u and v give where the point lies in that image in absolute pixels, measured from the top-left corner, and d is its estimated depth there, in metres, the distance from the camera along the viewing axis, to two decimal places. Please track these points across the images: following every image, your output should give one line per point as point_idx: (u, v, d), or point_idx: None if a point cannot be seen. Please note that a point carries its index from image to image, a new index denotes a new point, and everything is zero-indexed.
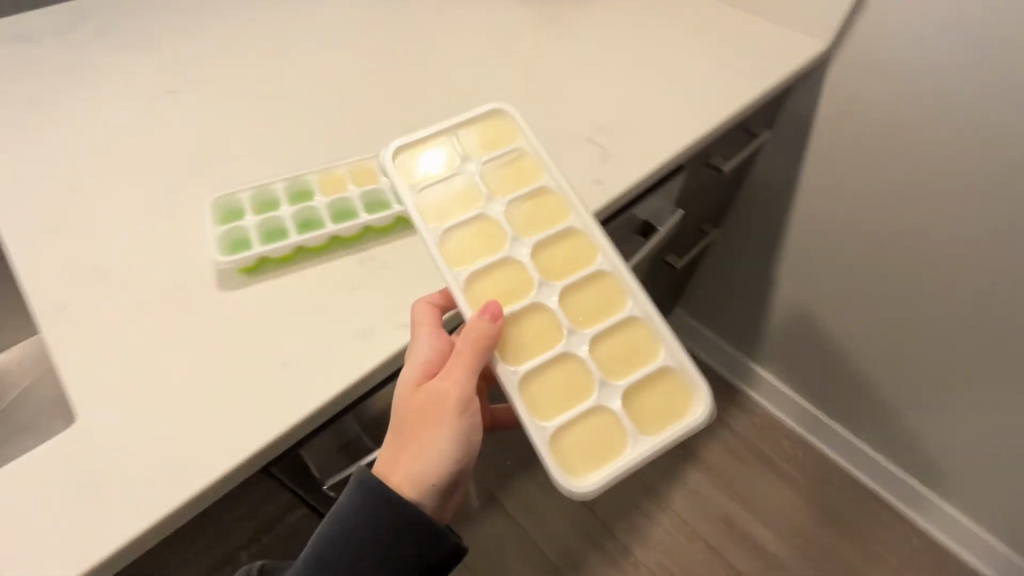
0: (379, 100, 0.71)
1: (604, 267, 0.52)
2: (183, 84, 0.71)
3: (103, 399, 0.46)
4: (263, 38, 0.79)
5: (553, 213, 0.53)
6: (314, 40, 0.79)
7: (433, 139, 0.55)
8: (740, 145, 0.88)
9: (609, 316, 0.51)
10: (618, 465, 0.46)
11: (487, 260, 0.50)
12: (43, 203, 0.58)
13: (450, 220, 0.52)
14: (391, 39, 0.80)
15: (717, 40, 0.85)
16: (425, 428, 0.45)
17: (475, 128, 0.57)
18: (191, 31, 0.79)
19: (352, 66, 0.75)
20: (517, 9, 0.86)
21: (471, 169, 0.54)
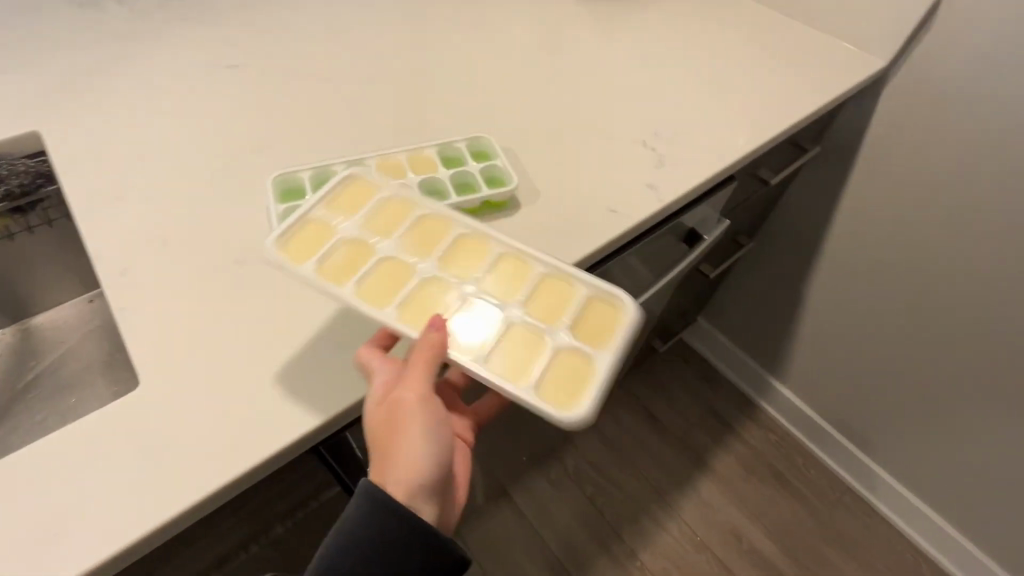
0: (436, 90, 0.71)
1: (502, 249, 0.49)
2: (244, 59, 0.72)
3: (164, 365, 0.47)
4: (324, 19, 0.80)
5: (439, 231, 0.50)
6: (373, 25, 0.80)
7: (299, 224, 0.48)
8: (789, 159, 0.87)
9: (525, 281, 0.48)
10: (600, 380, 0.42)
11: (406, 292, 0.46)
12: (107, 166, 0.60)
13: (359, 269, 0.47)
14: (450, 29, 0.80)
15: (775, 52, 0.84)
16: (397, 438, 0.42)
17: (329, 200, 0.51)
18: (253, 7, 0.80)
19: (410, 53, 0.76)
20: (575, 9, 0.87)
21: (347, 232, 0.49)
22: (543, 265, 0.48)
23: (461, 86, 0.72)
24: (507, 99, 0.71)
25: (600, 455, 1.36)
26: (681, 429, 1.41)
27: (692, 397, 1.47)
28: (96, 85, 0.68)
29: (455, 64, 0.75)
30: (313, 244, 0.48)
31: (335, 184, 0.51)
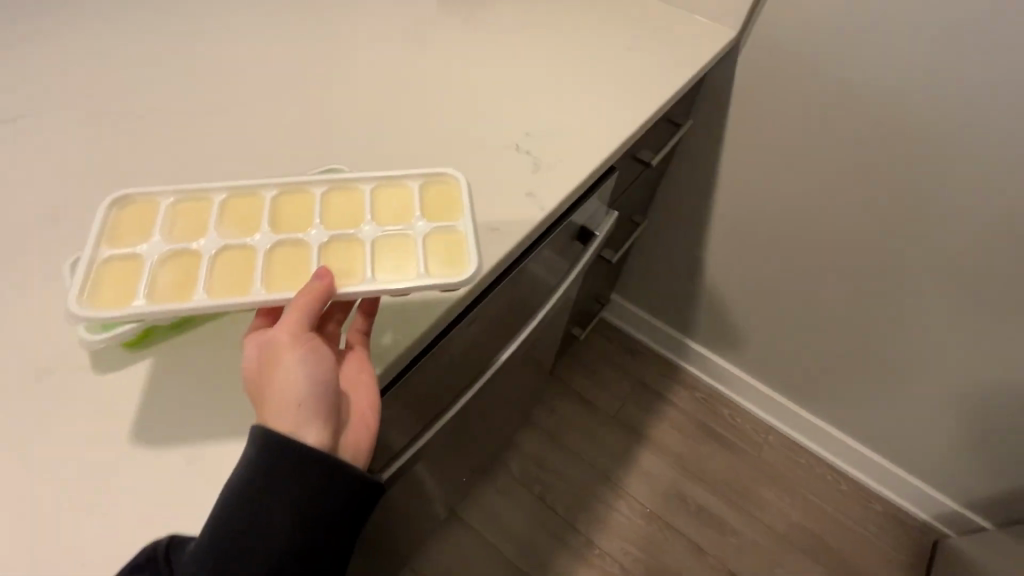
0: (285, 126, 0.64)
1: (324, 190, 0.49)
2: (45, 126, 0.62)
3: None
4: (140, 64, 0.70)
5: (253, 203, 0.48)
6: (201, 63, 0.70)
7: (93, 272, 0.42)
8: (666, 137, 0.88)
9: (362, 204, 0.49)
10: (471, 235, 0.47)
11: (262, 266, 0.44)
12: None
13: (200, 274, 0.43)
14: (292, 55, 0.73)
15: (633, 34, 0.85)
16: (277, 374, 0.39)
17: (105, 235, 0.44)
18: (50, 60, 0.69)
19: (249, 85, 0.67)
20: (427, 12, 0.81)
21: (154, 252, 0.43)
22: (369, 181, 0.50)
23: (312, 117, 0.65)
24: (366, 123, 0.65)
25: (543, 452, 1.35)
26: (615, 407, 1.44)
27: (620, 374, 1.49)
28: None
29: (302, 94, 0.68)
30: (127, 277, 0.42)
31: (103, 217, 0.44)
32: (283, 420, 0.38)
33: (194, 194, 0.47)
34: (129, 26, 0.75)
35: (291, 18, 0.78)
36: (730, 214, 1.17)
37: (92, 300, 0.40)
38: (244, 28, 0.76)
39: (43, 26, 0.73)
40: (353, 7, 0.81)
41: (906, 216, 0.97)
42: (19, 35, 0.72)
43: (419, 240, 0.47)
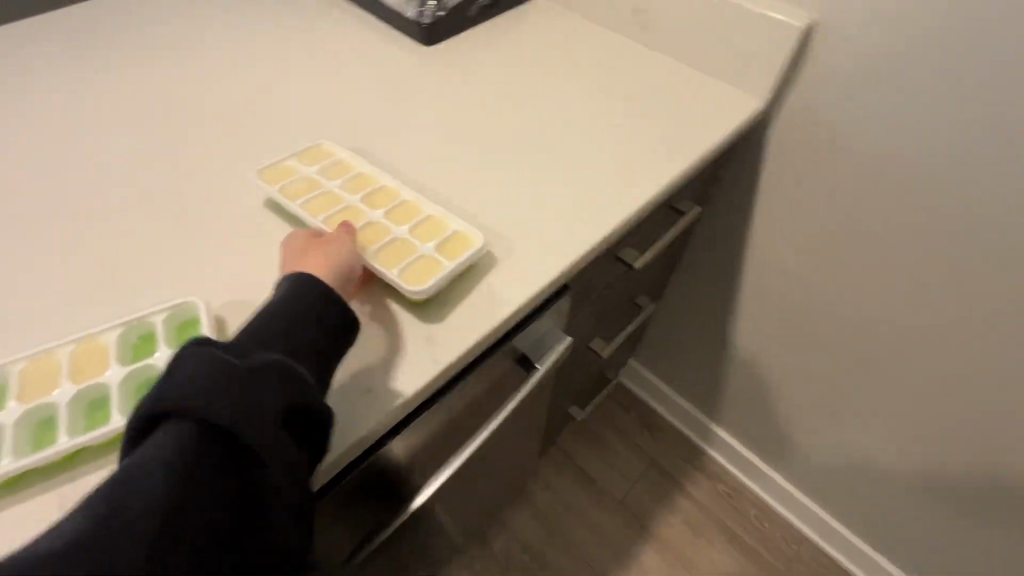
0: (169, 216, 0.54)
1: (406, 196, 0.54)
2: None
3: None
4: (37, 119, 0.61)
5: (366, 181, 0.55)
6: (106, 122, 0.62)
7: (272, 166, 0.56)
8: (662, 227, 0.72)
9: (415, 212, 0.52)
10: (443, 275, 0.47)
11: (332, 210, 0.52)
12: None
13: (303, 194, 0.53)
14: (212, 120, 0.63)
15: (630, 103, 0.70)
16: (332, 247, 0.45)
17: (298, 155, 0.57)
18: None
19: (162, 154, 0.60)
20: (390, 69, 0.71)
21: (305, 171, 0.55)
22: (434, 207, 0.52)
23: (203, 208, 0.55)
24: (263, 222, 0.54)
25: (531, 531, 1.22)
26: (619, 488, 1.28)
27: (631, 451, 1.33)
28: None
29: (204, 174, 0.58)
30: (278, 176, 0.55)
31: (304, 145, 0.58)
32: (323, 259, 0.44)
33: (354, 161, 0.57)
34: (41, 69, 0.66)
35: (226, 71, 0.69)
36: (765, 299, 0.97)
37: (266, 176, 0.54)
38: (169, 81, 0.67)
39: None
40: (300, 63, 0.71)
41: (991, 345, 0.73)
42: None
43: (416, 255, 0.49)
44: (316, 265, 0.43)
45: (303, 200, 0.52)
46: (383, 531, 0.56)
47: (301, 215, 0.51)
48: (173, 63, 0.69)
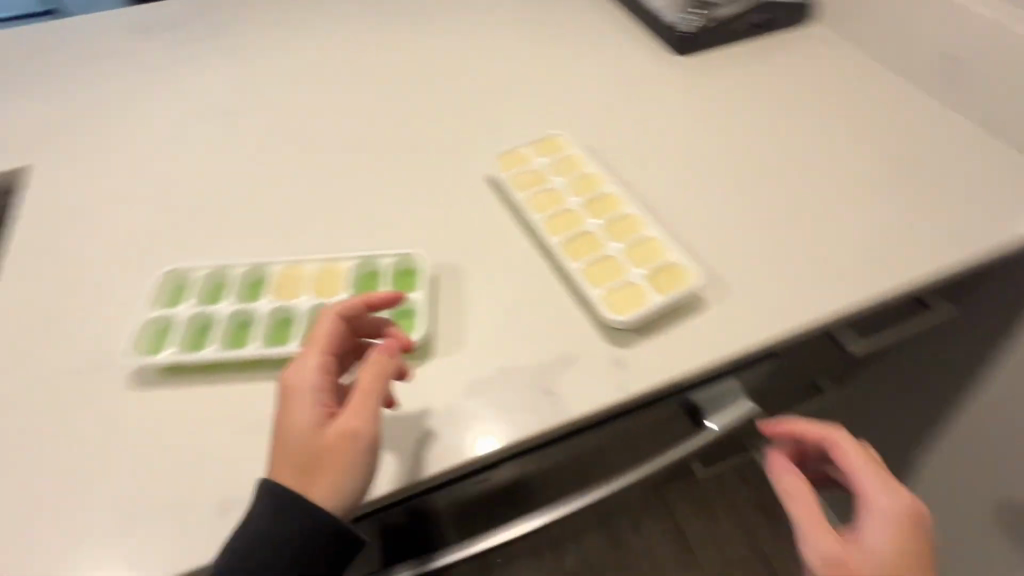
0: (409, 164, 0.58)
1: (628, 210, 0.51)
2: (240, 92, 0.66)
3: None
4: (330, 52, 0.70)
5: (592, 186, 0.54)
6: (380, 66, 0.69)
7: (508, 150, 0.57)
8: (896, 316, 0.61)
9: (633, 231, 0.50)
10: (646, 310, 0.45)
11: (552, 209, 0.52)
12: (56, 204, 0.57)
13: (529, 186, 0.54)
14: (463, 83, 0.67)
15: (906, 165, 0.60)
16: (323, 447, 0.36)
17: (533, 143, 0.58)
18: (280, 26, 0.74)
19: (416, 107, 0.64)
20: (639, 70, 0.69)
21: (537, 162, 0.56)
22: (654, 230, 0.50)
23: (438, 165, 0.58)
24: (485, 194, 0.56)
25: None
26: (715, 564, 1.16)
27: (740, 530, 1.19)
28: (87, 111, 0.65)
29: (446, 131, 0.61)
30: (511, 162, 0.56)
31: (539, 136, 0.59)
32: (329, 480, 0.35)
33: (585, 160, 0.56)
34: (343, 10, 0.76)
35: (486, 39, 0.72)
36: None
37: (501, 159, 0.56)
38: (437, 38, 0.72)
39: None
40: (553, 44, 0.71)
41: None
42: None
43: (624, 279, 0.47)
44: (317, 483, 0.36)
45: (532, 191, 0.53)
46: (468, 547, 0.46)
47: (523, 209, 0.52)
48: (443, 22, 0.74)
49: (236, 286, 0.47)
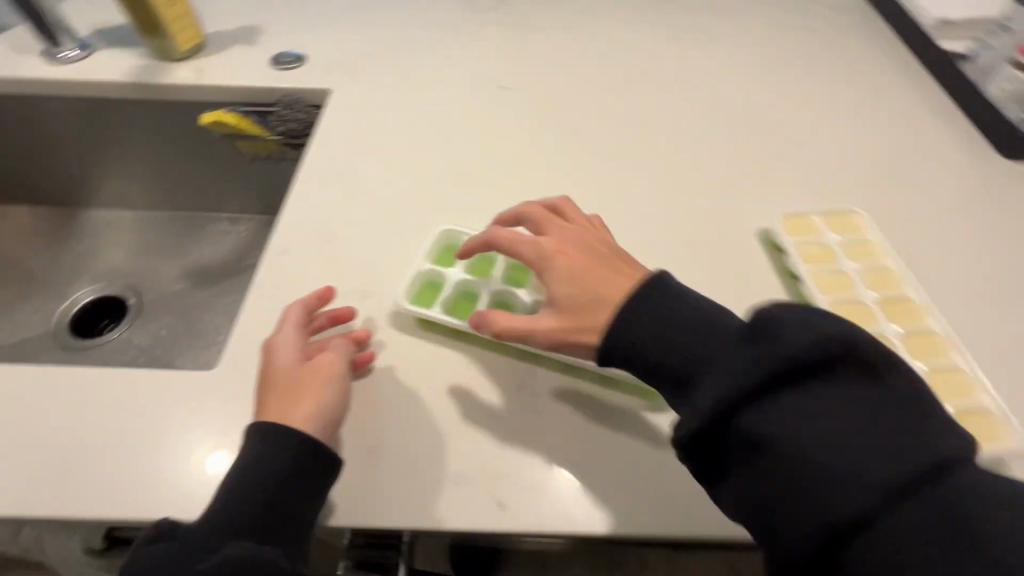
0: (673, 206, 0.58)
1: (933, 327, 0.45)
2: (521, 87, 0.70)
3: (243, 362, 0.46)
4: (612, 73, 0.72)
5: (891, 284, 0.47)
6: (658, 99, 0.69)
7: (796, 215, 0.53)
8: None
9: (936, 353, 0.43)
10: None
11: (841, 295, 0.46)
12: (349, 142, 0.63)
13: (817, 261, 0.49)
14: (740, 138, 0.65)
15: None
16: (307, 393, 0.41)
17: (823, 215, 0.53)
18: (565, 33, 0.77)
19: (687, 148, 0.63)
20: (941, 172, 0.62)
21: (828, 236, 0.51)
22: (965, 361, 0.42)
23: (703, 214, 0.57)
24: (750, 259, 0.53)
25: None
26: None
27: None
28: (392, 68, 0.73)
29: (715, 181, 0.60)
30: (799, 229, 0.52)
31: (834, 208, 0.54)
32: (309, 400, 0.41)
33: (885, 253, 0.50)
34: (629, 34, 0.78)
35: (771, 97, 0.69)
36: None
37: (786, 221, 0.52)
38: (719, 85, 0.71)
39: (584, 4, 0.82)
40: (846, 120, 0.67)
41: None
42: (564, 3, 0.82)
43: None
44: (299, 409, 0.40)
45: (822, 267, 0.48)
46: None
47: (807, 283, 0.47)
48: (728, 70, 0.73)
49: (501, 266, 0.51)
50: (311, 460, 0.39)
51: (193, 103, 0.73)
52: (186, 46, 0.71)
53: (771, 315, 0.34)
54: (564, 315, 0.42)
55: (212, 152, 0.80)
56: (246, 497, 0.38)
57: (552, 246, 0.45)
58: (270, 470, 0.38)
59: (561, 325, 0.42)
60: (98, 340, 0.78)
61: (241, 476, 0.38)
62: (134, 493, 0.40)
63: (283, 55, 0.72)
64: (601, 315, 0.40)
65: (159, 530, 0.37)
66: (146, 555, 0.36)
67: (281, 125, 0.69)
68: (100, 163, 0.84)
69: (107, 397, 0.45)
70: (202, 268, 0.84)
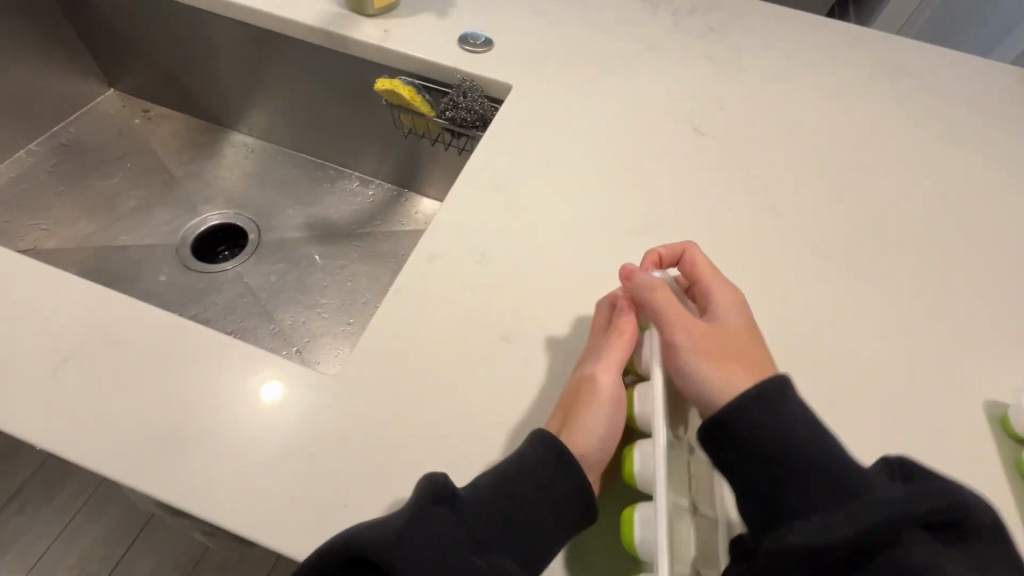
0: (873, 335, 0.48)
1: None
2: (717, 136, 0.62)
3: (365, 371, 0.42)
4: (827, 149, 0.62)
5: None
6: (877, 194, 0.58)
7: None
8: None
9: None
10: None
11: None
12: (520, 150, 0.57)
13: None
14: (973, 272, 0.53)
15: None
16: (586, 408, 0.38)
17: None
18: (775, 89, 0.68)
19: (903, 265, 0.53)
20: None
21: None
22: None
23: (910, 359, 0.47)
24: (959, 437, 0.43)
25: None
26: None
27: None
28: (580, 78, 0.67)
29: (933, 319, 0.49)
30: None
31: None
32: (589, 417, 0.38)
33: None
34: (849, 106, 0.67)
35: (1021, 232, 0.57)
36: None
37: None
38: (955, 196, 0.59)
39: (800, 61, 0.72)
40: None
41: None
42: (778, 55, 0.73)
43: None
44: (586, 421, 0.38)
45: None
46: None
47: None
48: (970, 181, 0.61)
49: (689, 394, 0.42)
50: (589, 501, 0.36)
51: (370, 63, 0.70)
52: (379, 4, 0.68)
53: (911, 462, 0.34)
54: (708, 330, 0.40)
55: (368, 112, 0.78)
56: (524, 502, 0.35)
57: (738, 301, 0.43)
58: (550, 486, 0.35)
59: (705, 344, 0.39)
60: (214, 266, 0.79)
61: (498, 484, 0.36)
62: (230, 485, 0.38)
63: (472, 36, 0.68)
64: (731, 365, 0.38)
65: (439, 492, 0.34)
66: (430, 512, 0.33)
67: (451, 110, 0.63)
68: (261, 94, 0.84)
69: (223, 366, 0.42)
70: (325, 222, 0.83)
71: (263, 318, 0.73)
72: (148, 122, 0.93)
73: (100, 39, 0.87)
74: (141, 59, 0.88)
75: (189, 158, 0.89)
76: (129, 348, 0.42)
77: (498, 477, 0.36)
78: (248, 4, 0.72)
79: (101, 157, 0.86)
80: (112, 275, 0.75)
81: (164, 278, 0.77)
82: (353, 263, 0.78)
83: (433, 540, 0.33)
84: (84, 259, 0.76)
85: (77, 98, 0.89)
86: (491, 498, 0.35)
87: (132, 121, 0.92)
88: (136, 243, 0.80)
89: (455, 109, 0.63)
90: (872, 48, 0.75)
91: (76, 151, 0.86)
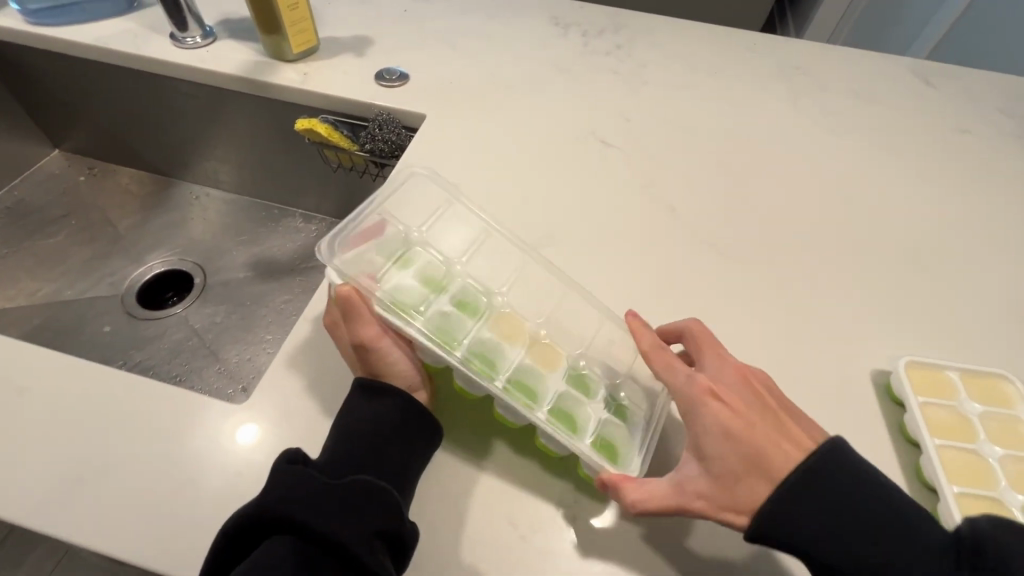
0: (764, 318, 0.51)
1: None
2: (620, 145, 0.66)
3: (276, 397, 0.45)
4: (724, 148, 0.66)
5: None
6: (770, 186, 0.62)
7: (931, 371, 0.45)
8: None
9: None
10: None
11: (978, 490, 0.39)
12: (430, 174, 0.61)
13: (950, 438, 0.41)
14: (859, 252, 0.57)
15: None
16: (377, 362, 0.42)
17: (966, 376, 0.45)
18: (677, 97, 0.72)
19: (792, 248, 0.57)
20: None
21: (967, 407, 0.43)
22: None
23: (798, 337, 0.50)
24: (841, 405, 0.46)
25: None
26: None
27: None
28: (491, 101, 0.70)
29: (818, 297, 0.53)
30: (929, 388, 0.44)
31: (984, 369, 0.45)
32: (385, 366, 0.42)
33: None
34: (743, 105, 0.71)
35: (903, 211, 0.61)
36: None
37: (917, 376, 0.45)
38: (839, 180, 0.64)
39: (701, 68, 0.77)
40: (992, 259, 0.57)
41: None
42: (680, 64, 0.77)
43: None
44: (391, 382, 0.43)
45: (955, 447, 0.41)
46: None
47: (932, 465, 0.40)
48: (856, 167, 0.65)
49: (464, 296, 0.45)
50: (424, 416, 0.42)
51: (294, 105, 0.73)
52: (298, 50, 0.72)
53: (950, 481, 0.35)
54: (717, 482, 0.36)
55: (299, 152, 0.81)
56: (362, 436, 0.40)
57: (700, 391, 0.39)
58: (389, 413, 0.41)
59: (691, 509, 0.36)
60: (160, 312, 0.80)
61: (345, 425, 0.41)
62: (138, 523, 0.39)
63: (387, 72, 0.71)
64: (759, 485, 0.35)
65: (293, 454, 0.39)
66: (282, 468, 0.37)
67: (370, 142, 0.65)
68: (196, 141, 0.87)
69: (136, 406, 0.44)
70: (270, 261, 0.85)
71: (209, 357, 0.74)
72: (93, 178, 0.95)
73: (36, 104, 0.89)
74: (79, 119, 0.90)
75: (133, 210, 0.91)
76: (47, 398, 0.44)
77: (340, 428, 0.41)
78: (174, 59, 0.75)
79: (46, 217, 0.88)
80: (56, 330, 0.76)
81: (109, 328, 0.78)
82: (300, 295, 0.80)
83: (296, 482, 0.36)
84: (29, 317, 0.77)
85: (20, 162, 0.91)
86: (338, 444, 0.40)
87: (77, 179, 0.95)
88: (81, 297, 0.81)
89: (372, 140, 0.66)
90: (769, 51, 0.80)
91: (20, 211, 0.88)
